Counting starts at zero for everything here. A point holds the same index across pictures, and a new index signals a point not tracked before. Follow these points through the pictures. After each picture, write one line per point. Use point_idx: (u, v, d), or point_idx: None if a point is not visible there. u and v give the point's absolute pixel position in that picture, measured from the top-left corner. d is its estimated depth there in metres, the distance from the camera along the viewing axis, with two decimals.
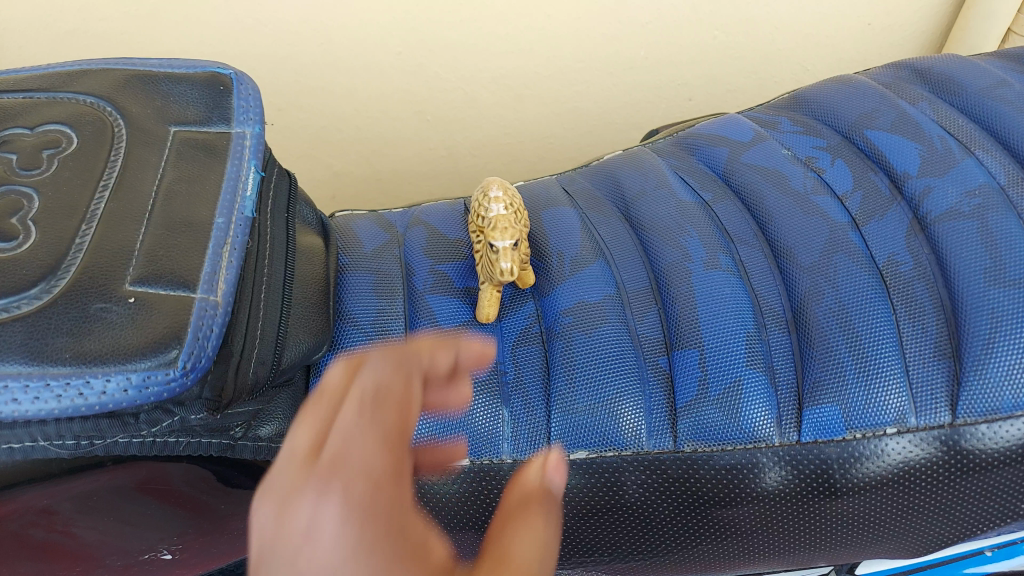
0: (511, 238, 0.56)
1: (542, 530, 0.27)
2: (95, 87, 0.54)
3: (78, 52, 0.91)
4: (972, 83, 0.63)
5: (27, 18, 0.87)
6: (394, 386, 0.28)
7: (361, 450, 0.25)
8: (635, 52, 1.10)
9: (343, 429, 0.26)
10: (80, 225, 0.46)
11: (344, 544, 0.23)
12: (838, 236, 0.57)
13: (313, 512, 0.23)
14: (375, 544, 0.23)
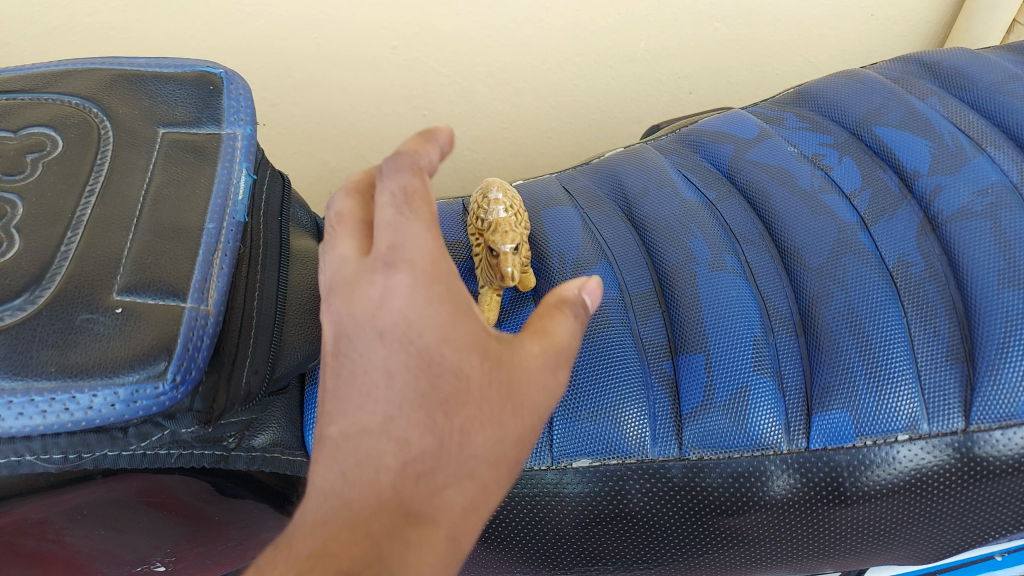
0: (513, 242, 0.54)
1: (572, 321, 0.37)
2: (81, 87, 0.52)
3: (65, 47, 0.89)
4: (983, 77, 0.61)
5: (13, 11, 0.84)
6: (414, 181, 0.34)
7: (407, 242, 0.34)
8: (634, 45, 1.09)
9: (388, 223, 0.34)
10: (66, 231, 0.44)
11: (407, 310, 0.33)
12: (846, 236, 0.55)
13: (383, 287, 0.34)
14: (429, 310, 0.34)
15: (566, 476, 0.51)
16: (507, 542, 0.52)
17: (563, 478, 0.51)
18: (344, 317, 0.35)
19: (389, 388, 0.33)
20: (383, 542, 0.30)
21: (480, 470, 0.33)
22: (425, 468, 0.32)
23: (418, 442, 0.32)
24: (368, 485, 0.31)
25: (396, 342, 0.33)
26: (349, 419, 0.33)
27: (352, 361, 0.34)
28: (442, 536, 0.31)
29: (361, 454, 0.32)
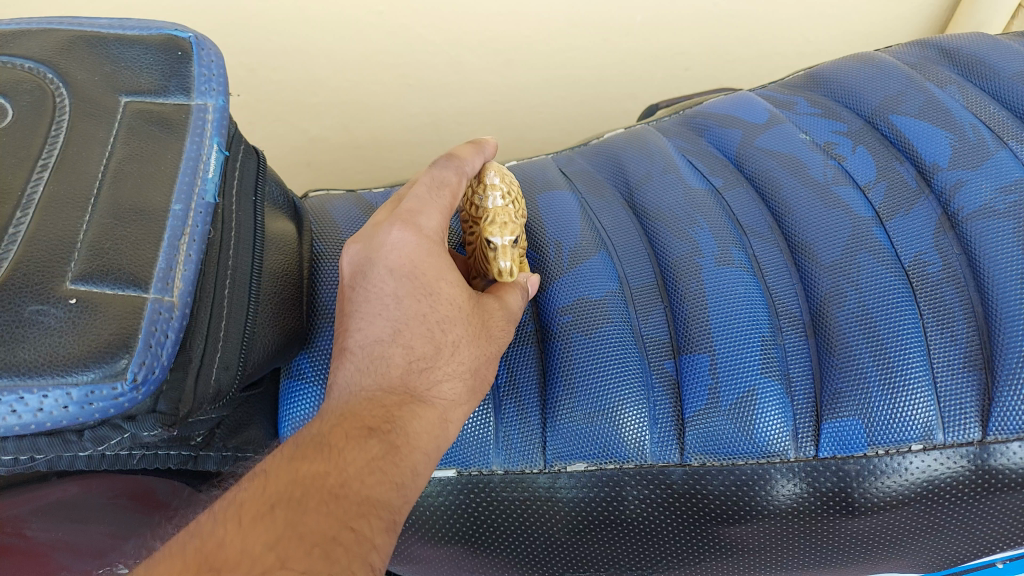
0: (510, 235, 0.50)
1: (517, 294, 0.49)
2: (36, 49, 0.47)
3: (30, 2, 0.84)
4: (1006, 66, 0.58)
5: None
6: (453, 180, 0.48)
7: (424, 210, 0.46)
8: (631, 18, 1.05)
9: (415, 195, 0.46)
10: (15, 210, 0.40)
11: (414, 254, 0.44)
12: (861, 231, 0.52)
13: (398, 235, 0.44)
14: (432, 256, 0.44)
15: (559, 480, 0.48)
16: (495, 549, 0.49)
17: (557, 482, 0.48)
18: (361, 256, 0.44)
19: (396, 309, 0.43)
20: (395, 410, 0.39)
21: (466, 374, 0.43)
22: (426, 366, 0.42)
23: (421, 348, 0.42)
24: (381, 376, 0.41)
25: (403, 276, 0.43)
26: (363, 333, 0.42)
27: (365, 287, 0.43)
28: (437, 414, 0.41)
29: (374, 353, 0.41)
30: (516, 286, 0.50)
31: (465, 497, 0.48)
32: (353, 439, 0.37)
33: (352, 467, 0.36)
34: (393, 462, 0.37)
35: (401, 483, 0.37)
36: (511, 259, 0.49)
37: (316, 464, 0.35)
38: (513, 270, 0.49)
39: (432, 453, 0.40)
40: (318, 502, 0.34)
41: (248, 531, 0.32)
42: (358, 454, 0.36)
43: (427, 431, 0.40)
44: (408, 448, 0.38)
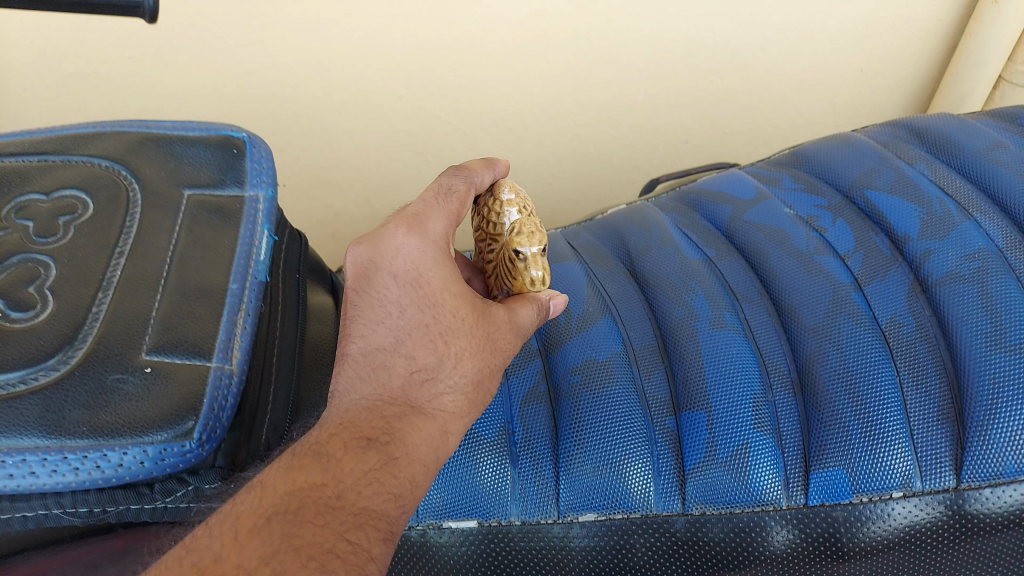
0: (538, 245, 0.56)
1: (528, 308, 0.52)
2: (109, 149, 0.55)
3: (85, 92, 0.96)
4: (969, 143, 0.64)
5: (31, 60, 0.91)
6: (460, 188, 0.54)
7: (431, 217, 0.50)
8: (633, 97, 1.13)
9: (426, 202, 0.52)
10: (97, 292, 0.47)
11: (420, 260, 0.48)
12: (841, 296, 0.58)
13: (404, 240, 0.48)
14: (437, 263, 0.49)
15: (572, 530, 0.53)
16: None
17: (569, 530, 0.53)
18: (367, 259, 0.49)
19: (399, 318, 0.47)
20: (395, 422, 0.43)
21: (467, 387, 0.47)
22: (428, 377, 0.46)
23: (423, 359, 0.46)
24: (383, 385, 0.45)
25: (407, 283, 0.48)
26: (366, 340, 0.47)
27: (370, 293, 0.48)
28: (437, 426, 0.45)
29: (376, 361, 0.46)
30: (533, 301, 0.53)
31: (479, 544, 0.53)
32: (353, 451, 0.41)
33: (349, 478, 0.40)
34: (391, 474, 0.41)
35: (398, 494, 0.41)
36: (541, 267, 0.56)
37: (314, 476, 0.39)
38: (544, 277, 0.56)
39: (431, 464, 0.44)
40: (315, 514, 0.38)
41: (245, 545, 0.36)
42: (355, 466, 0.40)
43: (426, 443, 0.44)
44: (406, 460, 0.42)
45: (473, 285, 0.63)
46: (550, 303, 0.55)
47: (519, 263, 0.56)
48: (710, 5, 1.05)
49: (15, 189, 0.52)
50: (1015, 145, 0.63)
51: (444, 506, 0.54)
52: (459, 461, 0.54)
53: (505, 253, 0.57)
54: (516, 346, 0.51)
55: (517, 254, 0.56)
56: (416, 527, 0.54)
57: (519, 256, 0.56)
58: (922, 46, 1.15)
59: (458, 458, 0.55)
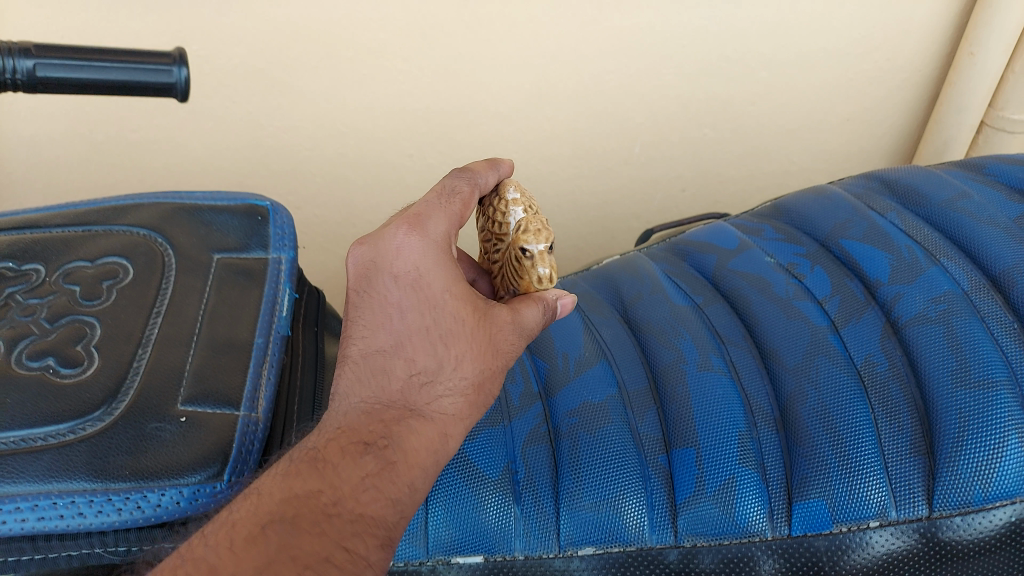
0: (546, 242, 0.60)
1: (533, 309, 0.55)
2: (147, 219, 0.61)
3: (113, 157, 1.04)
4: (935, 195, 0.69)
5: (63, 129, 0.99)
6: (464, 191, 0.56)
7: (432, 217, 0.53)
8: (630, 149, 1.19)
9: (429, 202, 0.54)
10: (137, 348, 0.52)
11: (421, 260, 0.51)
12: (818, 339, 0.62)
13: (406, 240, 0.51)
14: (438, 264, 0.51)
15: (573, 563, 0.56)
16: None
17: (570, 564, 0.56)
18: (369, 259, 0.52)
19: (399, 320, 0.50)
20: (392, 425, 0.47)
21: (466, 391, 0.50)
22: (427, 381, 0.49)
23: (422, 362, 0.49)
24: (382, 389, 0.48)
25: (407, 285, 0.50)
26: (366, 342, 0.50)
27: (370, 294, 0.51)
28: (436, 429, 0.48)
29: (375, 363, 0.49)
30: (539, 302, 0.56)
31: None
32: (352, 457, 0.44)
33: (346, 485, 0.43)
34: (388, 478, 0.45)
35: (395, 500, 0.45)
36: (548, 266, 0.60)
37: (311, 483, 0.43)
38: (552, 274, 0.60)
39: (429, 468, 0.47)
40: (311, 523, 0.41)
41: (242, 555, 0.39)
42: (353, 471, 0.44)
43: (425, 447, 0.47)
44: (404, 465, 0.45)
45: (478, 285, 0.66)
46: (557, 303, 0.58)
47: (526, 260, 0.60)
48: (699, 64, 1.13)
49: (63, 257, 0.58)
50: (978, 194, 0.68)
51: (452, 541, 0.56)
52: (465, 499, 0.57)
53: (513, 250, 0.60)
54: (517, 347, 0.54)
55: (525, 251, 0.60)
56: (425, 562, 0.55)
57: (527, 253, 0.60)
58: (905, 96, 1.21)
59: (464, 497, 0.57)
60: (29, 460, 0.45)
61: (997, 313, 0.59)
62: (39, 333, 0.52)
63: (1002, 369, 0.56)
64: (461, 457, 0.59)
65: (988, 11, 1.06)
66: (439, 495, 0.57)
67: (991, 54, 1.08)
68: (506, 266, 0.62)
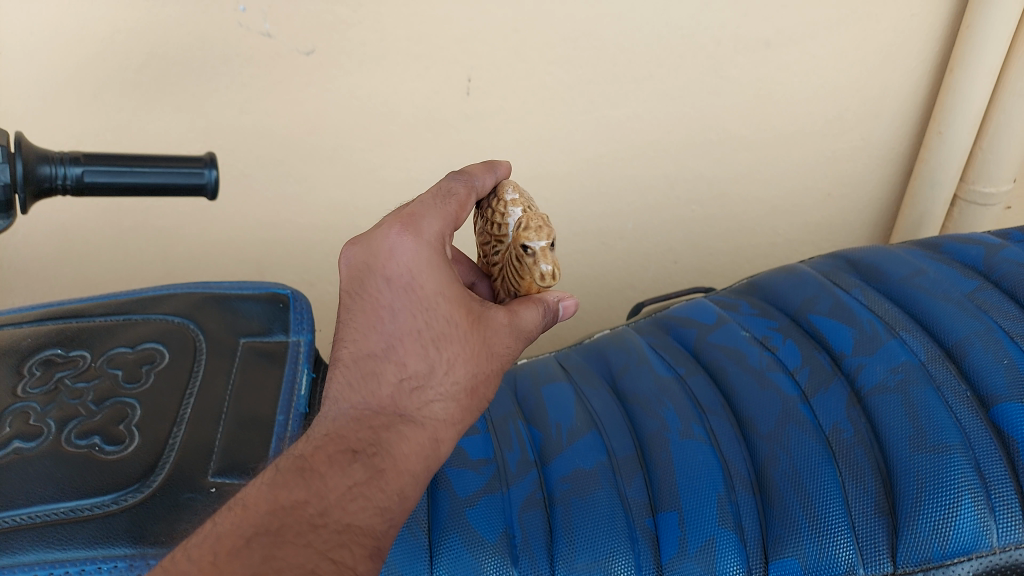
0: (547, 239, 0.66)
1: (532, 310, 0.60)
2: (180, 308, 0.69)
3: (141, 241, 1.12)
4: (895, 272, 0.76)
5: (96, 216, 1.08)
6: (461, 194, 0.59)
7: (426, 219, 0.55)
8: (624, 225, 1.27)
9: (426, 203, 0.57)
10: (172, 426, 0.59)
11: (414, 262, 0.53)
12: (789, 407, 0.67)
13: (400, 241, 0.53)
14: (430, 267, 0.53)
15: None
16: None
17: None
18: (362, 261, 0.54)
19: (391, 324, 0.52)
20: (382, 432, 0.50)
21: (458, 396, 0.53)
22: (418, 386, 0.52)
23: (414, 366, 0.52)
24: (372, 394, 0.51)
25: (400, 287, 0.53)
26: (357, 346, 0.53)
27: (363, 296, 0.53)
28: (427, 434, 0.52)
29: (366, 368, 0.52)
30: (538, 305, 0.61)
31: None
32: (341, 466, 0.48)
33: (332, 496, 0.47)
34: (375, 485, 0.48)
35: (384, 507, 0.49)
36: (550, 261, 0.65)
37: (298, 493, 0.46)
38: (553, 270, 0.65)
39: (419, 474, 0.51)
40: (296, 534, 0.45)
41: (227, 565, 0.42)
42: (340, 481, 0.47)
43: (414, 454, 0.50)
44: (393, 472, 0.49)
45: (479, 287, 0.72)
46: (560, 306, 0.64)
47: (530, 258, 0.65)
48: (684, 147, 1.22)
49: (106, 344, 0.66)
50: (934, 271, 0.74)
51: None
52: (467, 564, 0.61)
53: (515, 248, 0.66)
54: (511, 348, 0.57)
55: (527, 249, 0.65)
56: None
57: (530, 251, 0.65)
58: (883, 172, 1.29)
59: (466, 561, 0.61)
60: (75, 530, 0.51)
61: (950, 381, 0.64)
62: (86, 414, 0.59)
63: (955, 434, 0.61)
64: (463, 523, 0.63)
65: (952, 95, 1.16)
66: (443, 560, 0.61)
67: (959, 132, 1.17)
68: (508, 265, 0.67)
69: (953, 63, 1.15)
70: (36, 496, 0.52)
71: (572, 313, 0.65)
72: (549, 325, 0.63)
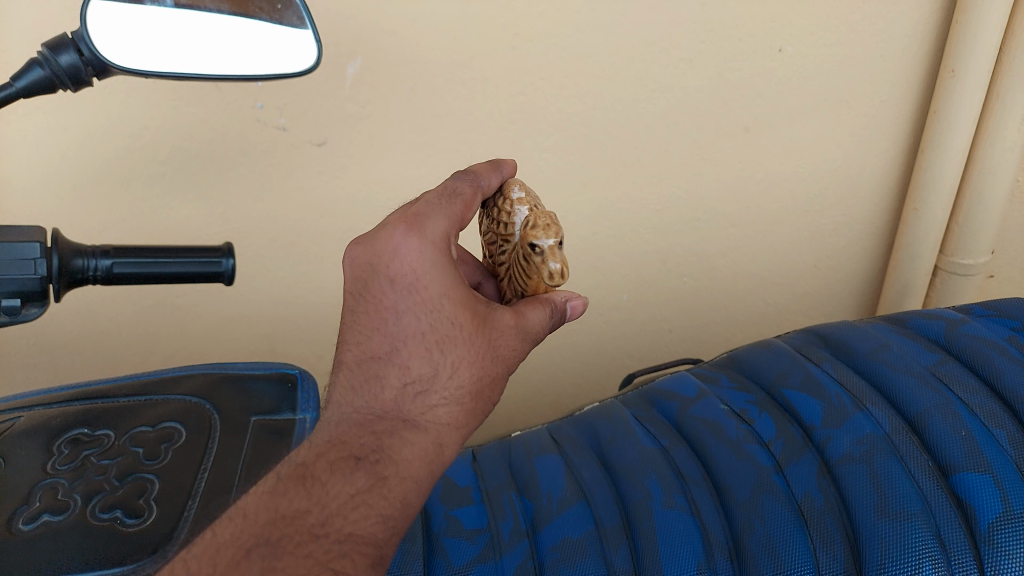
0: (555, 237, 0.70)
1: (540, 312, 0.64)
2: (198, 388, 0.76)
3: (159, 318, 1.18)
4: (861, 346, 0.81)
5: (118, 295, 1.15)
6: (467, 195, 0.66)
7: (431, 220, 0.60)
8: (618, 296, 1.33)
9: (432, 203, 0.62)
10: (187, 499, 0.64)
11: (418, 261, 0.58)
12: (764, 477, 0.72)
13: (405, 241, 0.58)
14: (434, 268, 0.58)
15: None
16: None
17: None
18: (368, 261, 0.59)
19: (395, 326, 0.57)
20: (384, 438, 0.54)
21: (461, 402, 0.57)
22: (421, 391, 0.56)
23: (418, 371, 0.56)
24: (376, 399, 0.56)
25: (405, 287, 0.58)
26: (361, 348, 0.57)
27: (369, 297, 0.58)
28: (431, 439, 0.55)
29: (370, 373, 0.56)
30: (545, 307, 0.66)
31: None
32: (344, 474, 0.53)
33: (334, 505, 0.52)
34: (377, 491, 0.53)
35: (385, 514, 0.53)
36: (558, 259, 0.70)
37: (301, 503, 0.52)
38: (561, 268, 0.70)
39: (421, 479, 0.54)
40: (297, 542, 0.51)
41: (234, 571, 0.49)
42: (342, 491, 0.53)
43: (415, 460, 0.54)
44: (395, 479, 0.54)
45: (484, 285, 0.79)
46: (567, 305, 0.68)
47: (538, 256, 0.70)
48: (672, 223, 1.29)
49: (130, 423, 0.72)
50: (898, 344, 0.80)
51: None
52: None
53: (525, 246, 0.71)
54: (516, 351, 0.61)
55: (535, 247, 0.70)
56: None
57: (537, 249, 0.70)
58: (866, 244, 1.35)
59: None
60: None
61: (913, 452, 0.69)
62: (110, 489, 0.64)
63: (917, 502, 0.65)
64: None
65: (925, 173, 1.23)
66: None
67: (933, 208, 1.24)
68: (517, 264, 0.73)
69: (924, 144, 1.22)
70: (61, 567, 0.57)
71: (581, 312, 0.70)
72: (558, 324, 0.68)
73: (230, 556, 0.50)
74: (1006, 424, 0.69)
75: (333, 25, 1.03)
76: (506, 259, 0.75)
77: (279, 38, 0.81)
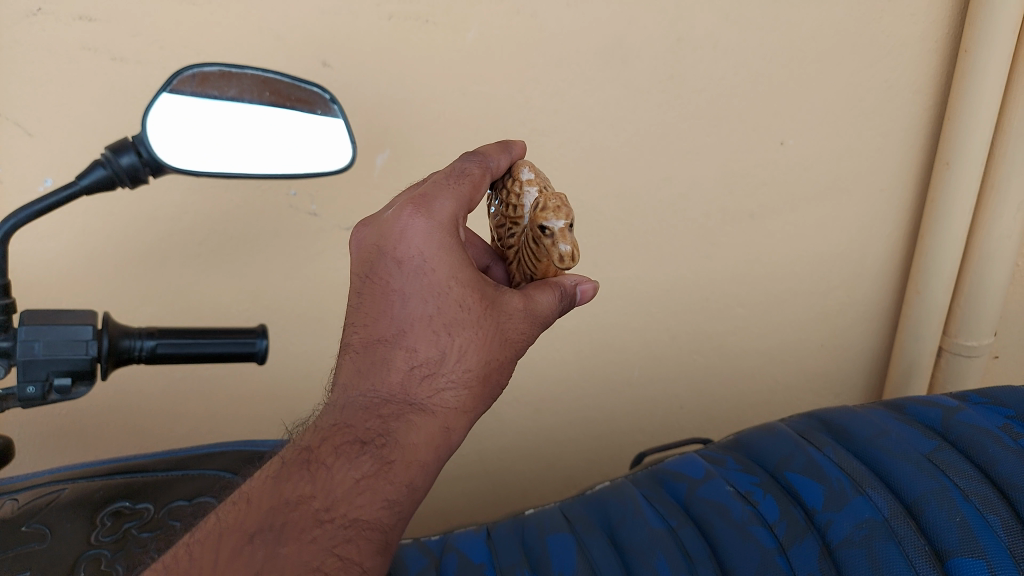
0: (565, 219, 0.75)
1: (549, 294, 0.69)
2: (230, 464, 0.81)
3: (187, 393, 1.22)
4: (861, 432, 0.84)
5: (148, 372, 1.19)
6: (477, 174, 0.70)
7: (439, 200, 0.65)
8: (631, 372, 1.37)
9: (441, 184, 0.67)
10: None
11: (425, 241, 0.63)
12: (767, 559, 0.75)
13: (414, 221, 0.64)
14: (440, 251, 0.63)
15: None
16: None
17: None
18: (376, 242, 0.65)
19: (401, 308, 0.62)
20: (391, 423, 0.59)
21: (465, 386, 0.63)
22: (428, 375, 0.61)
23: (425, 356, 0.61)
24: (383, 383, 0.61)
25: (413, 268, 0.63)
26: (368, 331, 0.63)
27: (376, 279, 0.64)
28: (437, 422, 0.61)
29: (376, 359, 0.61)
30: (554, 289, 0.70)
31: None
32: (350, 458, 0.57)
33: (337, 492, 0.57)
34: (382, 474, 0.58)
35: (390, 499, 0.58)
36: (568, 241, 0.75)
37: (306, 489, 0.57)
38: (572, 251, 0.75)
39: (424, 460, 0.60)
40: (302, 528, 0.55)
41: (239, 554, 0.54)
42: (346, 479, 0.57)
43: (420, 444, 0.59)
44: (401, 463, 0.58)
45: (493, 269, 0.84)
46: (577, 288, 0.73)
47: (549, 238, 0.75)
48: (681, 303, 1.34)
49: (168, 496, 0.77)
50: (896, 430, 0.83)
51: None
52: None
53: (536, 229, 0.76)
54: (520, 334, 0.67)
55: (546, 229, 0.75)
56: None
57: (548, 231, 0.75)
58: (870, 324, 1.40)
59: None
60: None
61: (911, 536, 0.72)
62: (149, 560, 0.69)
63: None
64: None
65: (925, 258, 1.28)
66: None
67: (934, 292, 1.29)
68: (526, 246, 0.78)
69: (924, 230, 1.28)
70: None
71: (591, 295, 0.74)
72: (567, 307, 0.73)
73: (235, 540, 0.55)
74: (1000, 510, 0.72)
75: (365, 122, 1.12)
76: (516, 241, 0.79)
77: (318, 128, 0.87)
